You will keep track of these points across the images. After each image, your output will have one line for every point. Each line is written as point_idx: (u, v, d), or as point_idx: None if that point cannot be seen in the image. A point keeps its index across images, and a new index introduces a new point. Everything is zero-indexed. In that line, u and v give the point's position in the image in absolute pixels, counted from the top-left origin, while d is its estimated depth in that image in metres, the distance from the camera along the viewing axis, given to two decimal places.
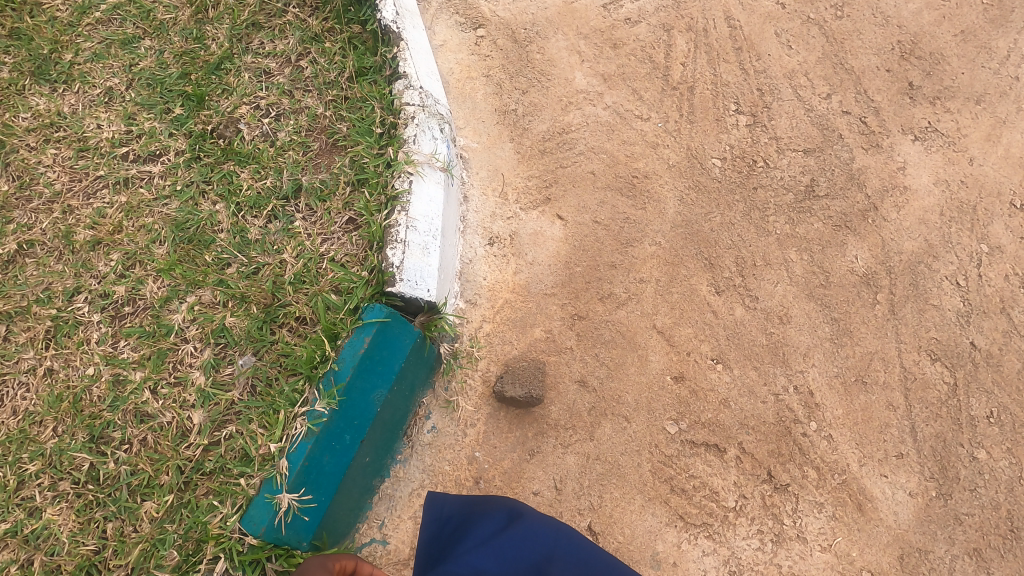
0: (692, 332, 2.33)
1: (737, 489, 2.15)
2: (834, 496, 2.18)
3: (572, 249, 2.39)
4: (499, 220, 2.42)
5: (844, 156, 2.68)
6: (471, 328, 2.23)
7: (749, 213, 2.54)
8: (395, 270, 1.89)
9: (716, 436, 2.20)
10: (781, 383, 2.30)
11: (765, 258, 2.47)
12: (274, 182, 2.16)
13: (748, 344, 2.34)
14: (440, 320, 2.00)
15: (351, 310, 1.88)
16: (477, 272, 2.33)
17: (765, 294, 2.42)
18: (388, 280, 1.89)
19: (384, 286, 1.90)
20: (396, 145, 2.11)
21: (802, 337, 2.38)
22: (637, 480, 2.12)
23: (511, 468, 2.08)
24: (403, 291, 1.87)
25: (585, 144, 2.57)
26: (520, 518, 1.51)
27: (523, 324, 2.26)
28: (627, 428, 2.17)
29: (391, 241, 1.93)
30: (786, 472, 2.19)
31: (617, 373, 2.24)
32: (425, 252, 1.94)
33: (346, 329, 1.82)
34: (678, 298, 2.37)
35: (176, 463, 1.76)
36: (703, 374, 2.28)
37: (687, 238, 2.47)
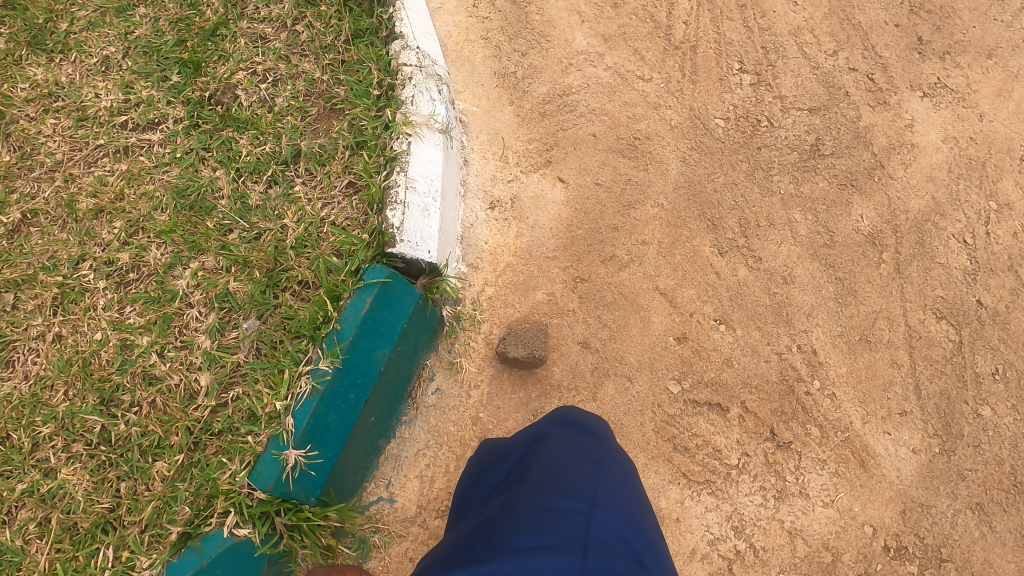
0: (695, 293, 2.32)
1: (739, 448, 2.17)
2: (836, 453, 2.20)
3: (574, 212, 2.38)
4: (500, 183, 2.40)
5: (850, 114, 2.64)
6: (473, 292, 2.23)
7: (753, 173, 2.51)
8: (395, 231, 1.87)
9: (719, 396, 2.21)
10: (785, 343, 2.30)
11: (769, 219, 2.45)
12: (273, 147, 2.16)
13: (751, 304, 2.33)
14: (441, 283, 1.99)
15: (352, 271, 1.86)
16: (478, 236, 2.31)
17: (768, 255, 2.40)
18: (388, 241, 1.88)
19: (385, 248, 1.89)
20: (393, 106, 2.08)
21: (806, 297, 2.36)
22: (640, 439, 2.14)
23: (515, 428, 2.10)
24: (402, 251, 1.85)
25: (585, 106, 2.54)
26: (558, 430, 1.56)
27: (525, 287, 2.26)
28: (630, 388, 2.19)
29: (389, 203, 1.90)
30: (789, 430, 2.20)
31: (620, 334, 2.24)
32: (425, 213, 1.92)
33: (348, 290, 1.80)
34: (681, 260, 2.36)
35: (185, 424, 1.80)
36: (706, 334, 2.28)
37: (690, 200, 2.44)
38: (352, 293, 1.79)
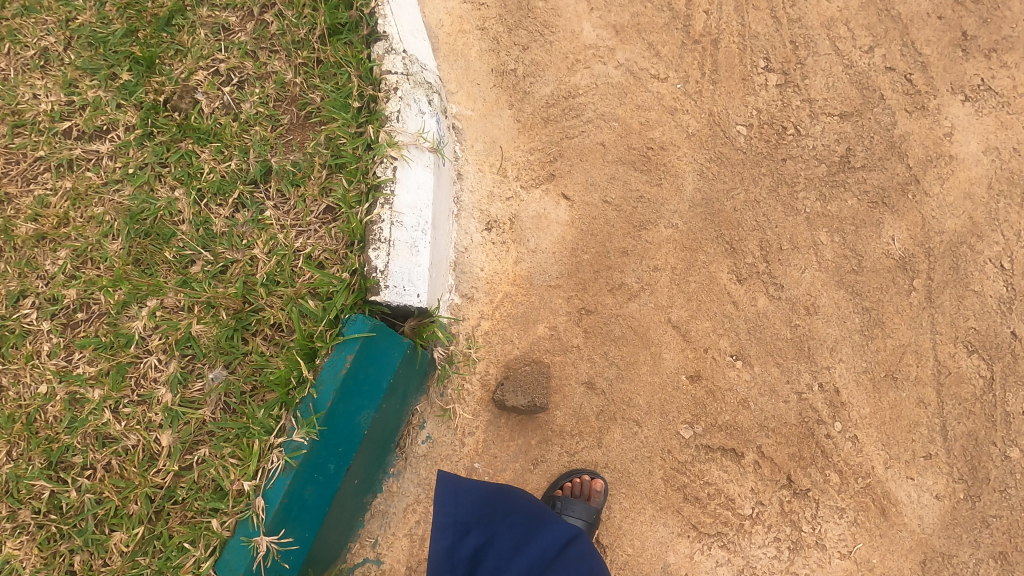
0: (711, 326, 2.13)
1: (754, 496, 2.03)
2: (856, 501, 2.06)
3: (580, 234, 2.14)
4: (497, 201, 2.15)
5: (885, 120, 2.38)
6: (467, 327, 2.02)
7: (776, 188, 2.27)
8: (380, 276, 1.64)
9: (734, 440, 2.05)
10: (805, 381, 2.12)
11: (793, 241, 2.23)
12: (239, 164, 1.88)
13: (771, 338, 2.14)
14: (429, 325, 1.77)
15: (330, 321, 1.64)
16: (473, 262, 2.08)
17: (791, 282, 2.19)
18: (372, 287, 1.65)
19: (368, 294, 1.66)
20: (376, 123, 1.81)
21: (831, 329, 2.17)
22: (648, 488, 1.99)
23: (513, 479, 1.94)
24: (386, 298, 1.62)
25: (594, 110, 2.26)
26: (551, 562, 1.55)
27: (525, 320, 2.05)
28: (638, 432, 2.02)
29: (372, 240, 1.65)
30: (807, 477, 2.06)
31: (628, 373, 2.05)
32: (414, 251, 1.68)
33: (325, 346, 1.58)
34: (695, 289, 2.15)
35: (144, 491, 1.60)
36: (721, 372, 2.10)
37: (707, 220, 2.21)
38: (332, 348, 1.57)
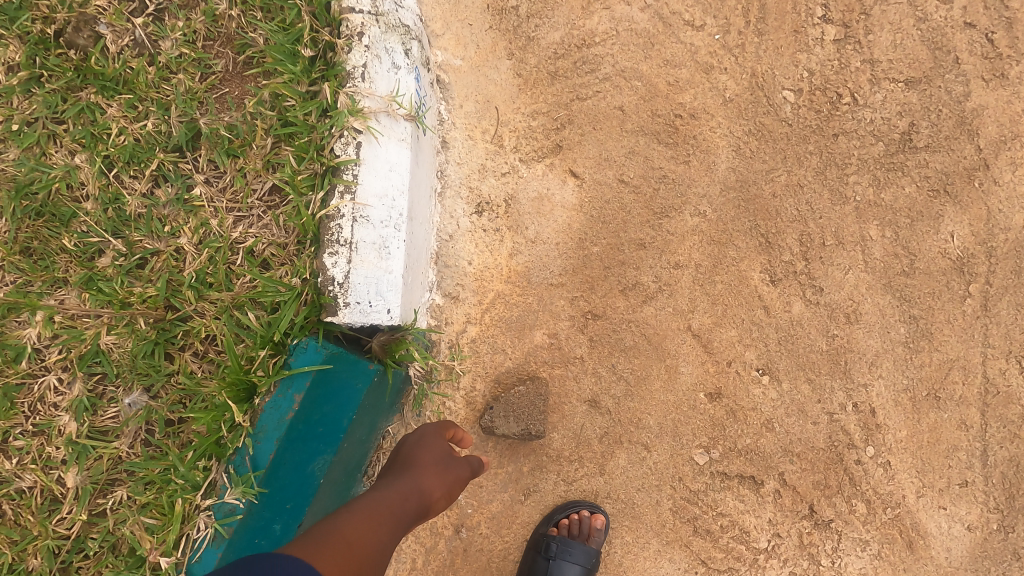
0: (736, 335, 1.82)
1: (771, 528, 1.80)
2: (881, 533, 1.85)
3: (589, 222, 1.78)
4: (490, 177, 1.76)
5: (958, 90, 1.97)
6: (451, 333, 1.69)
7: (824, 171, 1.90)
8: (338, 290, 1.28)
9: (753, 467, 1.80)
10: (839, 401, 1.85)
11: (837, 235, 1.89)
12: (158, 125, 1.45)
13: (803, 350, 1.85)
14: (405, 342, 1.42)
15: (274, 346, 1.28)
16: (459, 254, 1.72)
17: (832, 285, 1.87)
18: (327, 304, 1.29)
19: (323, 311, 1.29)
20: (335, 81, 1.38)
21: (871, 341, 1.88)
22: (654, 521, 1.74)
23: (500, 512, 1.68)
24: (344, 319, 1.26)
25: (612, 65, 1.82)
26: None
27: (519, 325, 1.72)
28: (646, 458, 1.74)
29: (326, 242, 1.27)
30: (831, 507, 1.83)
31: (638, 390, 1.75)
32: (383, 254, 1.30)
33: (265, 385, 1.24)
34: (721, 291, 1.82)
35: (46, 545, 1.30)
36: (744, 389, 1.81)
37: (740, 207, 1.85)
38: (274, 384, 1.23)
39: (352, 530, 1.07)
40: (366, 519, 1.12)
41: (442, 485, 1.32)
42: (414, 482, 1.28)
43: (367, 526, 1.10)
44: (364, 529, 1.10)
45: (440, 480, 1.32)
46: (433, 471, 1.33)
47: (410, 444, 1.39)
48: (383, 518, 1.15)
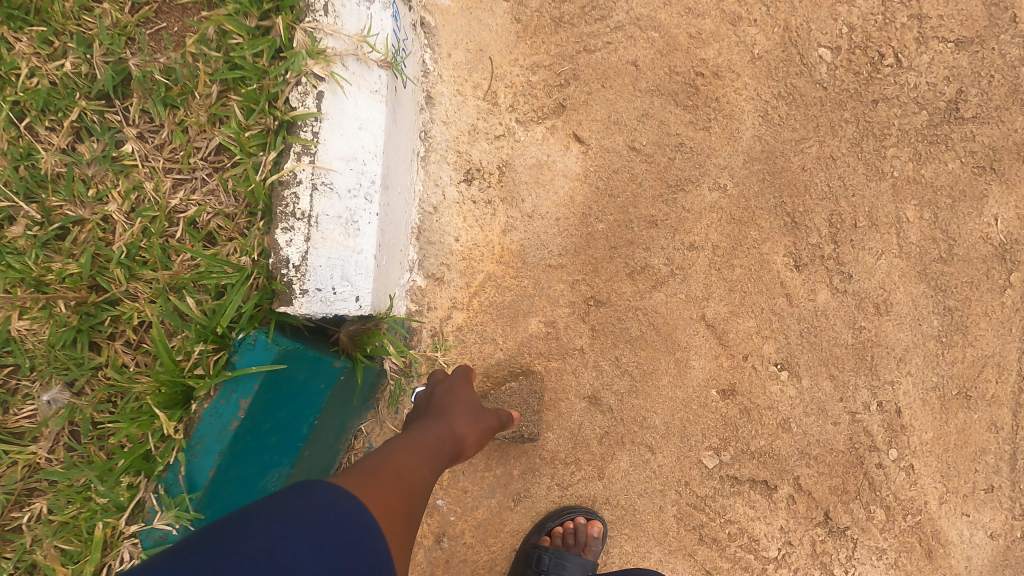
0: (754, 326, 1.62)
1: (782, 536, 1.65)
2: (899, 541, 1.71)
3: (594, 194, 1.56)
4: (482, 140, 1.52)
5: (1014, 52, 1.73)
6: (434, 320, 1.48)
7: (860, 142, 1.68)
8: (293, 275, 1.04)
9: (767, 471, 1.63)
10: (862, 400, 1.68)
11: (871, 216, 1.68)
12: (79, 65, 1.17)
13: (827, 344, 1.66)
14: (384, 347, 1.23)
15: (217, 340, 1.04)
16: (444, 229, 1.49)
17: (862, 272, 1.68)
18: (280, 292, 1.05)
19: (275, 302, 1.06)
20: (290, 16, 1.11)
21: (901, 335, 1.70)
22: (657, 529, 1.58)
23: (486, 520, 1.51)
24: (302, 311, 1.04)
25: (626, 12, 1.57)
26: None
27: (512, 311, 1.52)
28: (650, 461, 1.57)
29: (279, 216, 1.03)
30: (847, 513, 1.68)
31: (643, 386, 1.57)
32: (351, 230, 1.09)
33: (202, 390, 1.00)
34: (740, 276, 1.62)
35: None
36: (760, 386, 1.63)
37: (765, 181, 1.63)
38: (214, 389, 1.01)
39: (394, 470, 0.97)
40: (405, 461, 1.01)
41: (476, 428, 1.22)
42: (447, 425, 1.18)
43: (408, 466, 1.00)
44: (405, 470, 0.99)
45: (473, 423, 1.22)
46: (465, 414, 1.23)
47: (436, 389, 1.29)
48: (421, 459, 1.05)
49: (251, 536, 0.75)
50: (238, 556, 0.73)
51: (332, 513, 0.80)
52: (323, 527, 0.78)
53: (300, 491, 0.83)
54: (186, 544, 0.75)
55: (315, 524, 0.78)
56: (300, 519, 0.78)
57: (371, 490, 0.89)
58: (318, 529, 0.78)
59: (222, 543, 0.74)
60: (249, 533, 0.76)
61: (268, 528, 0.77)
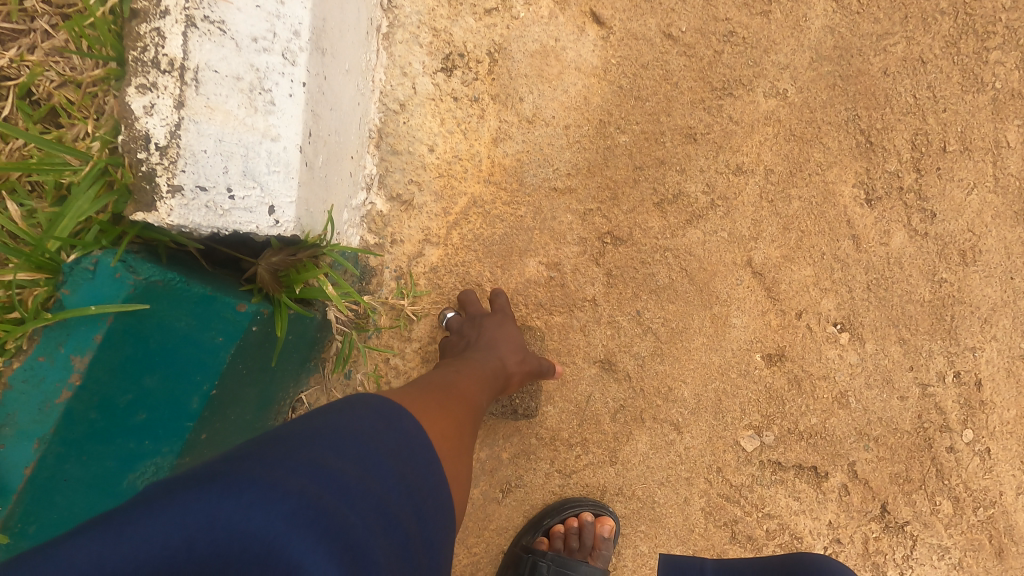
0: (812, 275, 1.28)
1: (830, 533, 1.34)
2: (966, 539, 1.39)
3: (615, 96, 1.18)
4: (467, 14, 1.12)
5: None
6: (402, 257, 1.11)
7: (958, 40, 1.29)
8: (155, 162, 0.65)
9: (818, 455, 1.31)
10: (937, 369, 1.35)
11: (964, 138, 1.31)
12: None
13: (899, 300, 1.32)
14: (320, 289, 0.86)
15: (43, 271, 0.64)
16: (416, 135, 1.11)
17: (948, 209, 1.32)
18: (134, 188, 0.66)
19: (132, 208, 0.66)
20: None
21: (989, 291, 1.35)
22: (679, 525, 1.27)
23: (468, 513, 1.22)
24: (171, 221, 0.66)
25: None
26: None
27: (505, 249, 1.16)
28: (675, 443, 1.25)
29: (132, 65, 0.64)
30: (909, 506, 1.36)
31: (670, 349, 1.23)
32: (258, 103, 0.70)
33: (15, 342, 0.63)
34: (798, 211, 1.26)
35: None
36: (815, 351, 1.29)
37: (836, 87, 1.26)
38: (30, 341, 0.64)
39: (452, 399, 0.82)
40: (460, 389, 0.86)
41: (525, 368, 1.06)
42: (497, 361, 1.01)
43: (466, 394, 0.86)
44: (464, 399, 0.85)
45: (521, 363, 1.06)
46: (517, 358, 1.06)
47: (478, 315, 1.08)
48: (476, 390, 0.91)
49: (332, 454, 0.58)
50: (327, 478, 0.55)
51: (410, 443, 0.65)
52: (407, 457, 0.63)
53: (371, 407, 0.67)
54: (260, 455, 0.56)
55: (398, 453, 0.63)
56: (382, 444, 0.62)
57: (435, 418, 0.74)
58: (402, 461, 0.63)
59: (302, 457, 0.56)
60: (326, 448, 0.58)
61: (350, 447, 0.60)
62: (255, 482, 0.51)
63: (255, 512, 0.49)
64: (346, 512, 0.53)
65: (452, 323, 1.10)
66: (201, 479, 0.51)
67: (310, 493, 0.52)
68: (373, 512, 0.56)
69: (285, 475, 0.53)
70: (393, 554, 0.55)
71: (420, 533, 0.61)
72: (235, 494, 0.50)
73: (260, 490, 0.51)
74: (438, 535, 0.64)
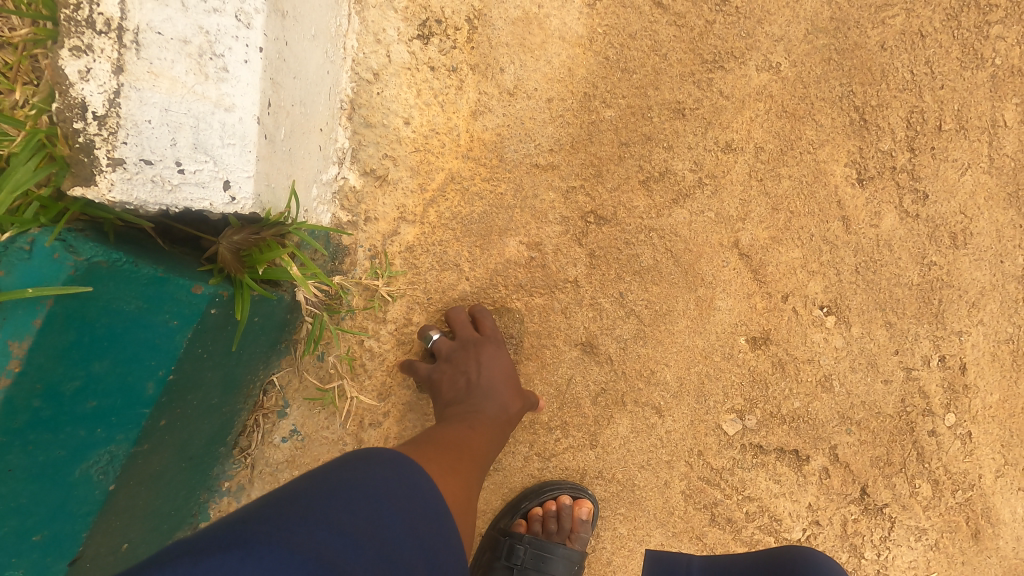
0: (800, 257, 1.24)
1: (809, 515, 1.34)
2: (944, 521, 1.39)
3: (600, 68, 1.13)
4: None
5: None
6: (377, 236, 1.07)
7: (958, 14, 1.25)
8: (92, 134, 0.60)
9: (799, 438, 1.30)
10: (922, 353, 1.33)
11: (960, 116, 1.27)
12: None
13: (887, 283, 1.30)
14: (285, 270, 0.82)
15: None
16: (390, 107, 1.05)
17: (940, 190, 1.28)
18: (72, 160, 0.61)
19: (71, 180, 0.61)
20: None
21: (978, 274, 1.32)
22: (659, 508, 1.27)
23: None
24: (113, 196, 0.62)
25: None
26: None
27: (484, 228, 1.12)
28: (656, 427, 1.23)
29: (62, 23, 0.59)
30: (888, 489, 1.36)
31: (653, 331, 1.20)
32: (209, 69, 0.65)
33: None
34: (787, 191, 1.22)
35: None
36: (800, 333, 1.27)
37: (831, 61, 1.21)
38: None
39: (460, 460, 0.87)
40: (469, 449, 0.91)
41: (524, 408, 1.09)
42: (501, 408, 1.03)
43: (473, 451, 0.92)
44: (474, 459, 0.90)
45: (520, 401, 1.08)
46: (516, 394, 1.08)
47: (473, 345, 1.07)
48: (483, 446, 0.96)
49: (345, 516, 0.63)
50: (343, 544, 0.60)
51: (422, 499, 0.71)
52: (418, 512, 0.69)
53: (385, 464, 0.72)
54: (280, 513, 0.61)
55: (410, 509, 0.68)
56: (396, 501, 0.67)
57: (446, 481, 0.79)
58: (413, 518, 0.68)
59: (318, 519, 0.61)
60: (340, 510, 0.63)
61: (364, 506, 0.64)
62: (274, 547, 0.56)
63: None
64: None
65: (442, 348, 1.06)
66: (220, 546, 0.55)
67: (325, 558, 0.57)
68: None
69: (303, 538, 0.58)
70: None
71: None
72: (258, 556, 0.54)
73: (278, 556, 0.55)
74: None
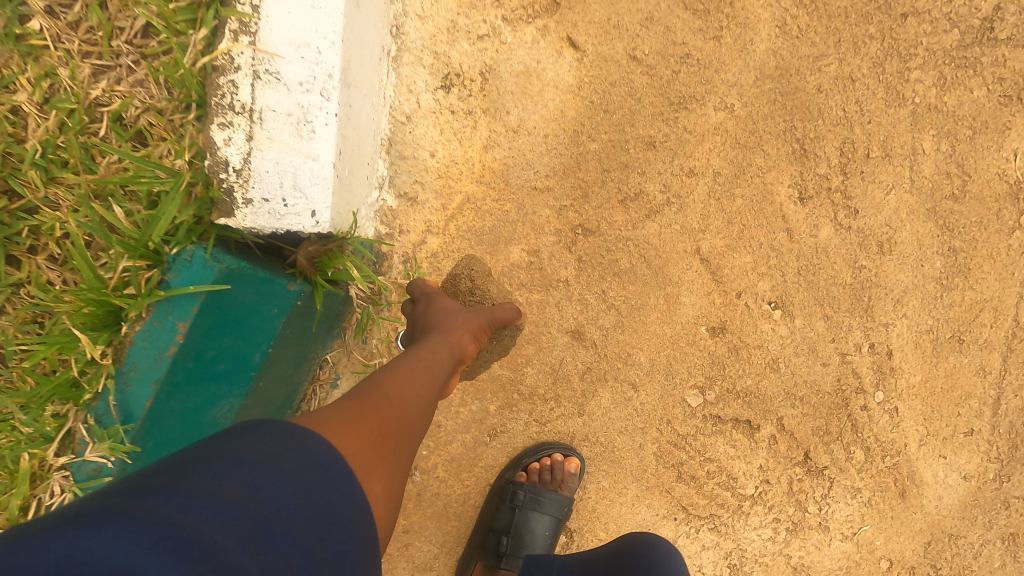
0: (751, 261, 1.52)
1: (760, 475, 1.62)
2: (875, 481, 1.67)
3: (587, 110, 1.40)
4: (461, 41, 1.33)
5: None
6: (408, 245, 1.35)
7: (882, 62, 1.52)
8: (231, 182, 0.90)
9: (751, 410, 1.58)
10: (855, 340, 1.61)
11: (885, 145, 1.54)
12: None
13: (825, 283, 1.57)
14: (348, 273, 1.08)
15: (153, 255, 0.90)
16: (419, 143, 1.33)
17: (869, 206, 1.56)
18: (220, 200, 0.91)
19: (220, 214, 0.92)
20: None
21: (902, 276, 1.60)
22: (635, 466, 1.55)
23: (460, 455, 1.49)
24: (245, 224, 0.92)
25: None
26: None
27: (493, 238, 1.39)
28: (632, 399, 1.51)
29: (214, 108, 0.90)
30: (827, 454, 1.64)
31: (629, 322, 1.48)
32: (304, 131, 0.92)
33: (138, 309, 0.89)
34: (740, 207, 1.49)
35: None
36: (752, 324, 1.55)
37: (776, 102, 1.48)
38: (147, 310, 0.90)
39: (377, 403, 0.88)
40: (391, 389, 0.92)
41: (467, 324, 1.17)
42: (438, 335, 1.11)
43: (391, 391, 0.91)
44: (392, 401, 0.90)
45: (457, 322, 1.16)
46: (450, 321, 1.16)
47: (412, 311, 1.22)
48: (411, 379, 0.97)
49: (217, 483, 0.64)
50: (208, 506, 0.61)
51: (318, 461, 0.72)
52: (307, 474, 0.70)
53: (274, 433, 0.73)
54: (144, 487, 0.62)
55: (296, 474, 0.69)
56: (280, 467, 0.68)
57: (350, 431, 0.80)
58: (306, 481, 0.69)
59: (180, 487, 0.62)
60: (212, 478, 0.64)
61: (238, 473, 0.66)
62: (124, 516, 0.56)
63: (113, 545, 0.53)
64: (217, 537, 0.59)
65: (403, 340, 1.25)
66: (67, 520, 0.56)
67: (178, 521, 0.57)
68: (254, 533, 0.62)
69: (158, 506, 0.58)
70: (275, 566, 0.62)
71: (321, 543, 0.68)
72: (97, 528, 0.54)
73: (124, 523, 0.55)
74: (339, 538, 0.70)
